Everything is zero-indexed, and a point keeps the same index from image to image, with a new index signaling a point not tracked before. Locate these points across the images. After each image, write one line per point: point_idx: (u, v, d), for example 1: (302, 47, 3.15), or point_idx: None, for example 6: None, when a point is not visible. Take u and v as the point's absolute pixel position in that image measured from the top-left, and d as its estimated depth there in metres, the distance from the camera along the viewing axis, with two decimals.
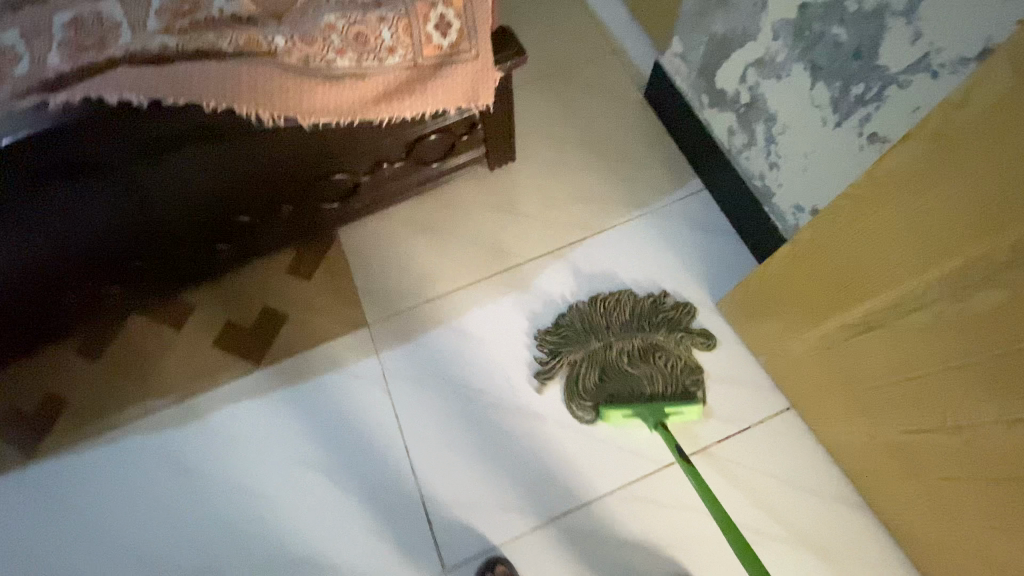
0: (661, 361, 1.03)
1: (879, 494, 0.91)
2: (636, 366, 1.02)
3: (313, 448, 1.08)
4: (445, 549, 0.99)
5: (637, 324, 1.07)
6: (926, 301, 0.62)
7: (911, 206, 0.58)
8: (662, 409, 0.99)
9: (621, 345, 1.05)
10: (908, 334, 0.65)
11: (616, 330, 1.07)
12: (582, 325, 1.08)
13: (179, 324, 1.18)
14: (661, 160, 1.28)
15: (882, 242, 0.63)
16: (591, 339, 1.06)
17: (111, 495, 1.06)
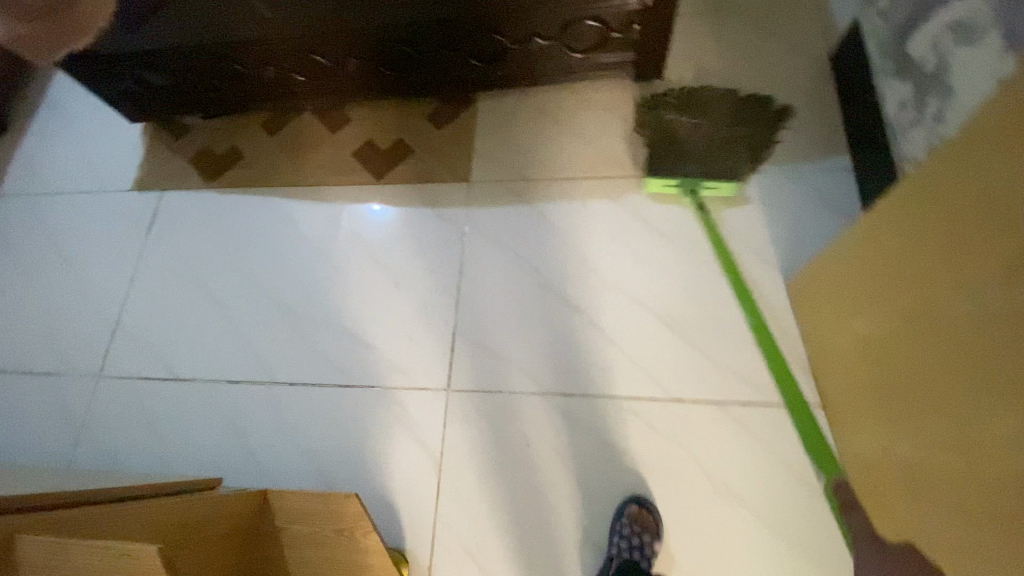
0: (728, 143, 1.11)
1: (875, 517, 0.85)
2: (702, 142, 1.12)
3: (389, 258, 1.25)
4: (456, 377, 1.11)
5: (726, 120, 1.13)
6: (986, 280, 0.57)
7: (1007, 168, 0.53)
8: (698, 181, 1.12)
9: (703, 129, 1.13)
10: (970, 317, 0.60)
11: (716, 102, 1.13)
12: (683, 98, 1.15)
13: (335, 128, 1.41)
14: (816, 128, 1.18)
15: (982, 200, 0.57)
16: (679, 105, 1.16)
17: (246, 230, 1.35)
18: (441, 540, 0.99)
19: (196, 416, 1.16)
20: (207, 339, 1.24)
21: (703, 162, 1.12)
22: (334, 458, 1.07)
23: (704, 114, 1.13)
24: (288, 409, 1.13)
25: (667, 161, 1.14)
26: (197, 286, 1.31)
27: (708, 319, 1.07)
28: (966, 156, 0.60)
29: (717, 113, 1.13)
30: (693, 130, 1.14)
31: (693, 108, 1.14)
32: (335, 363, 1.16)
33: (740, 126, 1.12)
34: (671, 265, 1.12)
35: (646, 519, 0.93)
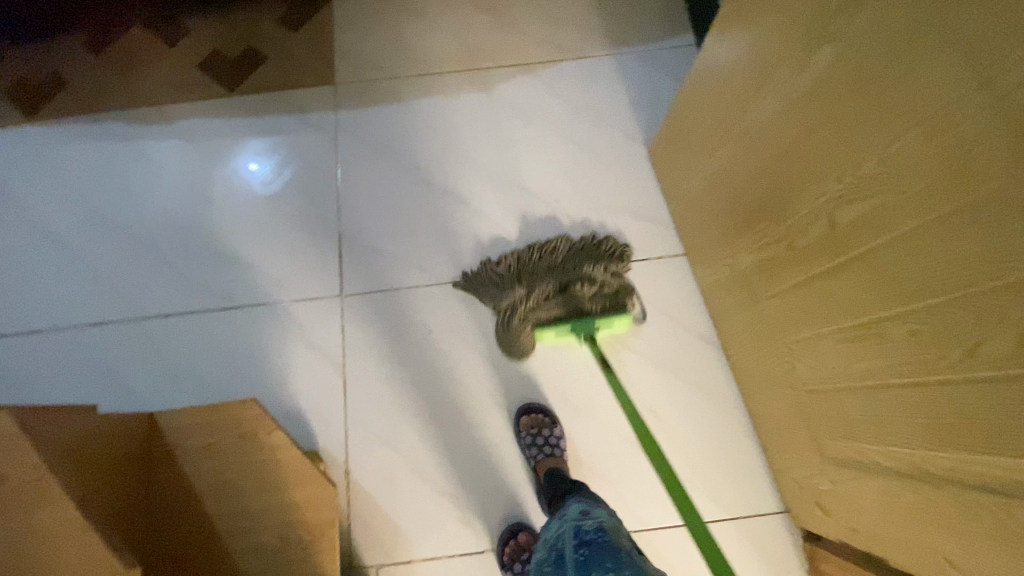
0: (596, 284, 1.02)
1: (731, 334, 0.99)
2: (583, 290, 1.00)
3: (258, 173, 1.17)
4: (347, 282, 1.09)
5: (568, 259, 1.04)
6: (778, 82, 0.67)
7: None
8: (593, 323, 0.99)
9: (556, 271, 1.02)
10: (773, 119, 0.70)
11: (548, 268, 1.03)
12: (523, 264, 1.04)
13: (172, 41, 1.26)
14: (661, 8, 1.26)
15: (765, 13, 0.66)
16: (526, 275, 1.03)
17: (83, 164, 1.19)
18: (355, 436, 1.00)
19: (58, 366, 1.04)
20: (56, 285, 1.10)
21: (581, 307, 1.00)
22: (229, 381, 1.03)
23: (549, 274, 1.02)
24: (167, 342, 1.05)
25: (546, 315, 0.99)
26: (34, 231, 1.15)
27: (583, 193, 1.13)
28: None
29: (564, 255, 1.04)
30: (562, 305, 1.00)
31: (536, 283, 1.01)
32: (213, 288, 1.09)
33: (593, 257, 1.05)
34: (545, 146, 1.17)
35: (540, 419, 0.98)
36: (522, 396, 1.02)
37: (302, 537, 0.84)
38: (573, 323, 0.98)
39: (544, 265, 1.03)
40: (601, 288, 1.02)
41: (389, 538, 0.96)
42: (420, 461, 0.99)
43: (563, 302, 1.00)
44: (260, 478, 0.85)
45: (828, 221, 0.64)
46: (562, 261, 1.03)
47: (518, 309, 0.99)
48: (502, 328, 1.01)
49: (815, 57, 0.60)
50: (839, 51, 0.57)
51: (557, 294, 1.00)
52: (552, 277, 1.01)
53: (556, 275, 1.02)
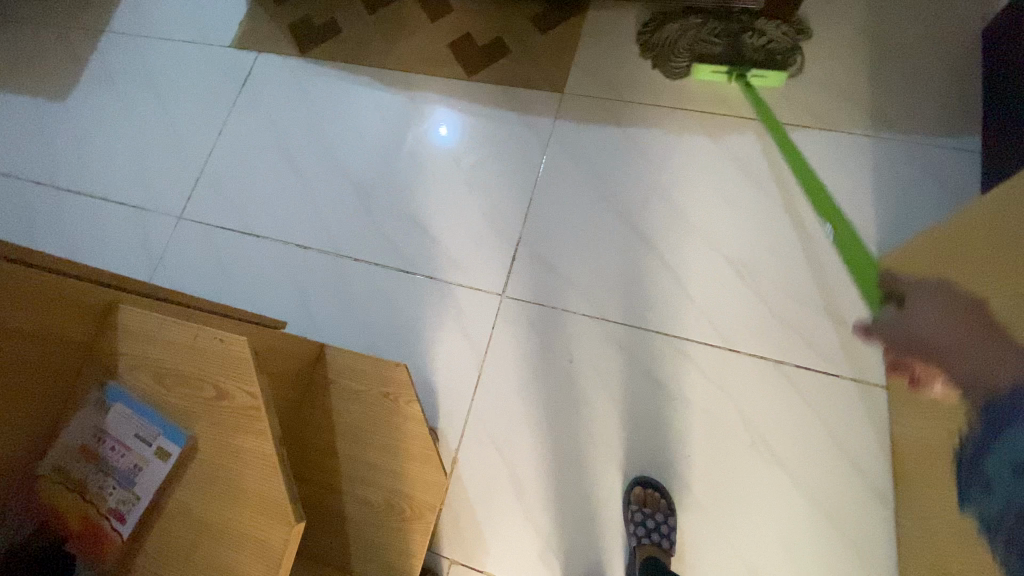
0: (763, 36, 1.14)
1: (915, 506, 0.83)
2: (753, 37, 1.14)
3: (468, 154, 1.23)
4: (512, 282, 1.11)
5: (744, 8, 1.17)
6: None
7: None
8: (748, 66, 1.12)
9: (725, 20, 1.16)
10: None
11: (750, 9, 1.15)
12: (709, 16, 1.17)
13: (434, 16, 1.37)
14: (950, 98, 1.07)
15: None
16: (712, 16, 1.17)
17: (333, 103, 1.36)
18: (473, 430, 1.03)
19: (264, 271, 1.21)
20: (283, 202, 1.28)
21: (745, 49, 1.14)
22: (385, 335, 1.11)
23: (734, 17, 1.16)
24: (348, 283, 1.17)
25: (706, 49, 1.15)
26: (280, 151, 1.33)
27: (785, 276, 1.02)
28: None
29: None
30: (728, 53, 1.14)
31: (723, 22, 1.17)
32: (399, 248, 1.18)
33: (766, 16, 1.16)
34: (759, 212, 1.06)
35: (652, 498, 0.92)
36: (644, 462, 0.96)
37: (402, 510, 0.88)
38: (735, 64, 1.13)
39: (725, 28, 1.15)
40: (768, 42, 1.14)
41: (471, 539, 0.97)
42: (523, 481, 0.99)
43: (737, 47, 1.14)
44: (386, 440, 0.90)
45: None
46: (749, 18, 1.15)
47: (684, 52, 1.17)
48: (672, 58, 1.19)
49: None
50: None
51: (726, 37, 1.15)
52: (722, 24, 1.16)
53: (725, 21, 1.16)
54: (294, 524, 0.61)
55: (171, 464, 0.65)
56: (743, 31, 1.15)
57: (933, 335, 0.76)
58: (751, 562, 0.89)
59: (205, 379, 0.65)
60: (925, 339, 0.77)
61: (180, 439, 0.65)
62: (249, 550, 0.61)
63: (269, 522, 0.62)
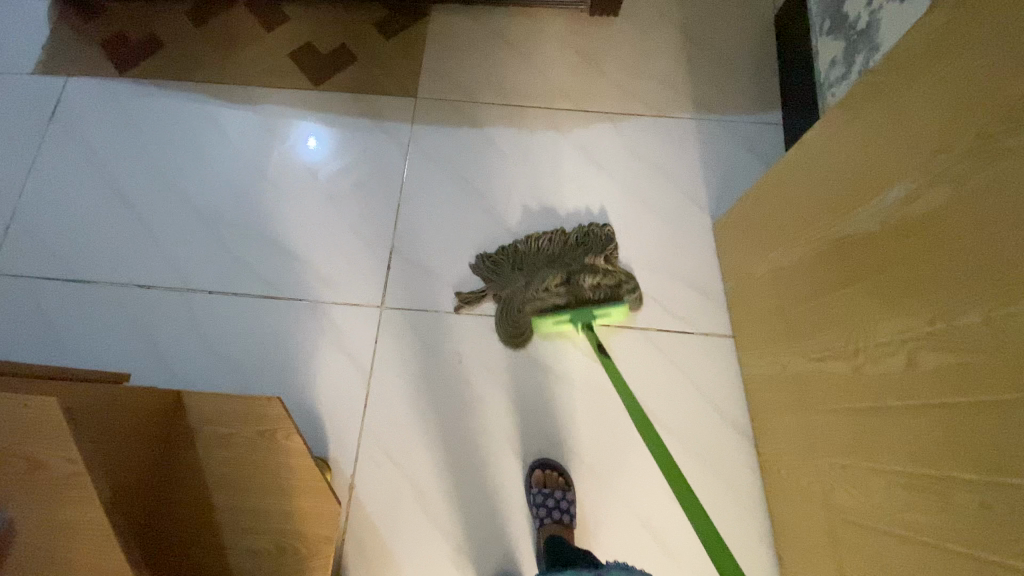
0: (597, 274, 1.02)
1: (767, 435, 0.95)
2: (585, 280, 1.00)
3: (325, 168, 1.18)
4: (390, 294, 1.09)
5: (562, 250, 1.05)
6: (883, 204, 0.66)
7: (909, 99, 0.62)
8: (591, 313, 0.98)
9: (546, 264, 1.03)
10: (863, 241, 0.69)
11: (547, 260, 1.04)
12: (533, 251, 1.06)
13: (271, 26, 1.30)
14: (753, 80, 1.24)
15: (883, 133, 0.66)
16: (522, 270, 1.04)
17: (165, 126, 1.23)
18: (367, 450, 0.99)
19: (103, 321, 1.07)
20: (117, 241, 1.13)
21: (581, 296, 1.00)
22: (258, 369, 1.04)
23: (538, 273, 1.03)
24: (208, 320, 1.07)
25: (546, 305, 1.00)
26: (107, 184, 1.18)
27: (641, 251, 1.11)
28: (868, 93, 0.68)
29: (550, 249, 1.05)
30: (559, 285, 1.00)
31: (529, 284, 1.02)
32: (261, 274, 1.10)
33: (593, 247, 1.06)
34: (611, 197, 1.15)
35: (552, 477, 0.96)
36: (540, 446, 1.00)
37: (297, 548, 0.83)
38: (569, 315, 0.98)
39: (526, 265, 1.04)
40: (602, 278, 1.02)
41: (379, 561, 0.94)
42: (425, 490, 0.98)
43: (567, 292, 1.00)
44: (269, 480, 0.84)
45: (908, 356, 0.63)
46: (553, 260, 1.04)
47: (516, 301, 1.02)
48: (505, 309, 1.03)
49: (928, 195, 0.59)
50: (968, 193, 0.55)
51: (559, 284, 1.00)
52: (535, 275, 1.02)
53: (527, 277, 1.03)
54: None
55: None
56: (567, 262, 1.03)
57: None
58: (644, 516, 0.96)
59: (11, 452, 0.57)
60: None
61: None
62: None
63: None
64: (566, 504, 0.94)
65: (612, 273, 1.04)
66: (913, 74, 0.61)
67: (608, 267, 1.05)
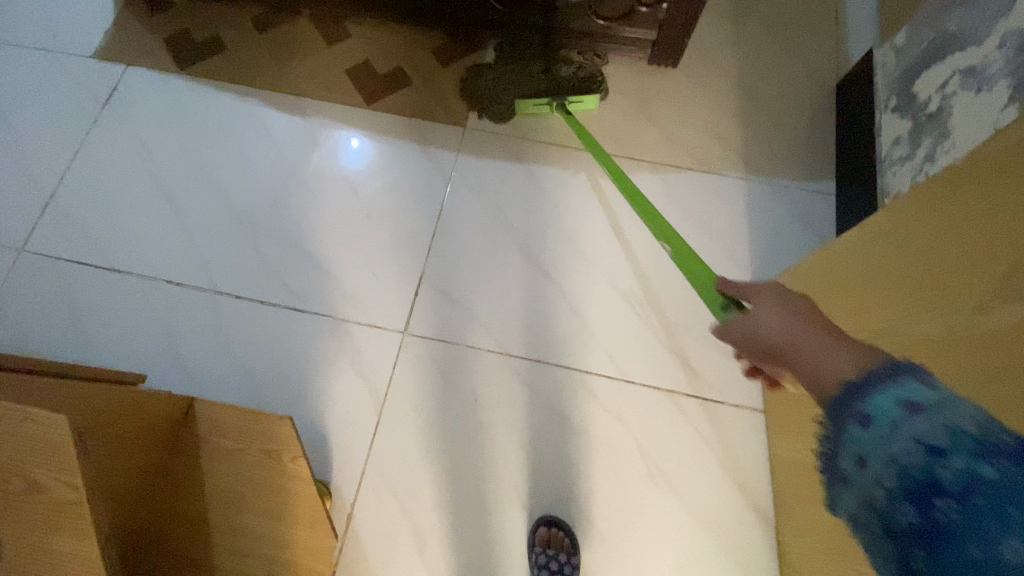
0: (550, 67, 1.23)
1: (789, 523, 0.90)
2: (561, 68, 1.23)
3: (367, 185, 1.18)
4: (414, 319, 1.07)
5: (543, 49, 1.24)
6: (944, 310, 0.62)
7: (994, 202, 0.58)
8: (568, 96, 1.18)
9: (523, 61, 1.24)
10: (917, 342, 0.65)
11: (538, 59, 1.25)
12: (511, 51, 1.25)
13: (332, 41, 1.32)
14: (808, 147, 1.21)
15: (959, 233, 0.62)
16: (512, 55, 1.25)
17: (216, 125, 1.25)
18: (370, 480, 0.96)
19: (127, 312, 1.07)
20: (152, 234, 1.14)
21: (557, 82, 1.22)
22: (272, 380, 1.02)
23: (526, 66, 1.24)
24: (229, 323, 1.06)
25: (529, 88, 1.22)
26: (152, 177, 1.20)
27: (674, 307, 1.08)
28: (956, 186, 0.64)
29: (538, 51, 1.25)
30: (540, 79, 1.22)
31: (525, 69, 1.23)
32: (288, 285, 1.09)
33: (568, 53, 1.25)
34: (650, 247, 1.12)
35: (557, 536, 0.92)
36: (548, 500, 0.96)
37: None
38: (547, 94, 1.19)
39: (522, 62, 1.24)
40: (576, 68, 1.24)
41: None
42: (423, 531, 0.94)
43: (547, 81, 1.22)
44: (266, 503, 0.82)
45: None
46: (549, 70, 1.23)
47: (498, 88, 1.23)
48: (488, 99, 1.23)
49: (995, 312, 0.55)
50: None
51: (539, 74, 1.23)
52: (527, 69, 1.23)
53: (527, 68, 1.23)
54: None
55: None
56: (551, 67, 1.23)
57: (784, 340, 0.53)
58: None
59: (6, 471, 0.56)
60: (776, 347, 0.54)
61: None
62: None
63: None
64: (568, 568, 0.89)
65: (574, 66, 1.24)
66: (1002, 178, 0.58)
67: (568, 67, 1.24)
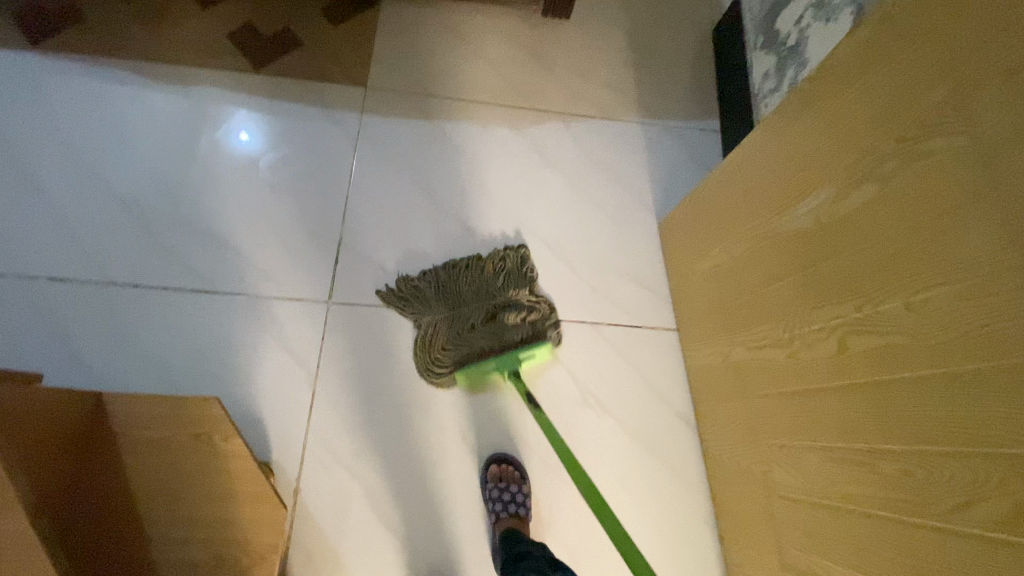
0: (524, 308, 1.00)
1: (709, 422, 1.01)
2: (514, 313, 0.99)
3: (267, 156, 1.12)
4: (338, 288, 1.04)
5: (488, 279, 1.01)
6: (816, 202, 0.71)
7: (836, 104, 0.68)
8: (515, 361, 0.96)
9: (467, 292, 1.00)
10: (796, 235, 0.75)
11: (474, 299, 1.00)
12: (455, 276, 1.01)
13: (206, 3, 1.21)
14: (694, 89, 1.31)
15: (815, 135, 0.72)
16: (451, 305, 1.00)
17: (79, 104, 1.11)
18: (315, 452, 0.95)
19: (2, 319, 0.95)
20: (19, 229, 1.01)
21: (507, 338, 0.97)
22: (191, 368, 0.96)
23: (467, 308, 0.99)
24: (130, 316, 0.97)
25: (454, 346, 0.97)
26: (8, 166, 1.05)
27: (591, 248, 1.14)
28: (804, 98, 0.74)
29: (496, 268, 1.03)
30: (483, 330, 0.97)
31: (470, 331, 0.97)
32: (195, 267, 1.02)
33: (513, 278, 1.03)
34: (563, 195, 1.17)
35: (507, 472, 0.97)
36: (495, 441, 1.00)
37: (238, 557, 0.77)
38: (495, 361, 0.96)
39: (470, 303, 1.00)
40: (527, 314, 1.00)
41: (326, 566, 0.90)
42: (374, 490, 0.94)
43: (489, 331, 0.97)
44: (205, 484, 0.78)
45: (838, 342, 0.68)
46: (499, 335, 0.97)
47: (437, 336, 0.99)
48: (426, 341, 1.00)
49: (856, 193, 0.65)
50: (891, 190, 0.60)
51: (483, 322, 0.98)
52: (466, 314, 0.99)
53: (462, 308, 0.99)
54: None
55: None
56: (489, 289, 1.01)
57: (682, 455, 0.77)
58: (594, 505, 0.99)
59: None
60: None
61: None
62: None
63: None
64: (519, 499, 0.94)
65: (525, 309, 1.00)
66: (838, 82, 0.68)
67: (510, 302, 1.01)
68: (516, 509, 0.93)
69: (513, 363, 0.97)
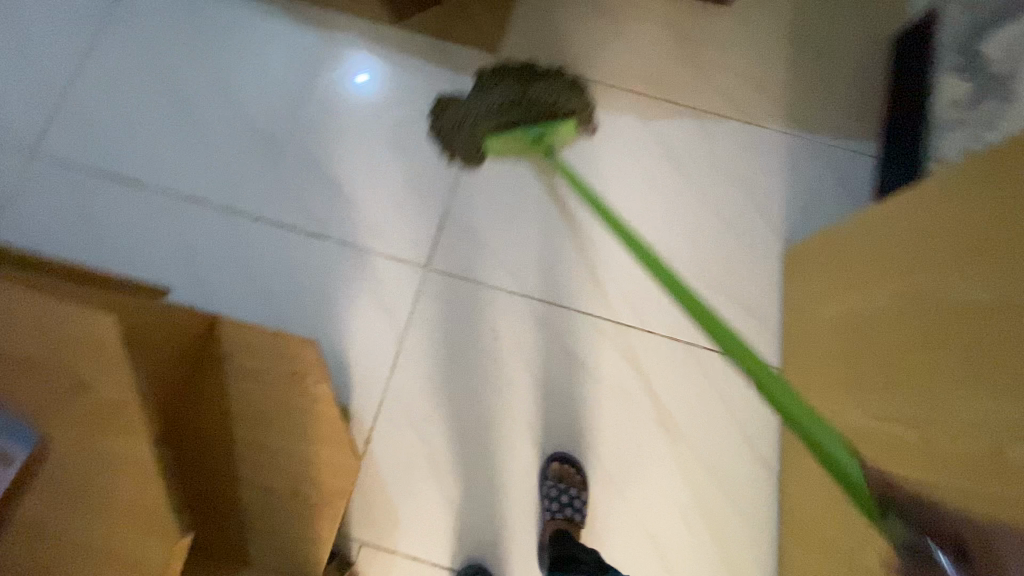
0: (557, 92, 1.10)
1: (794, 474, 0.93)
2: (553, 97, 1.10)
3: (392, 111, 1.12)
4: (437, 255, 1.05)
5: (525, 74, 1.12)
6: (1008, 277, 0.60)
7: None
8: (552, 128, 1.06)
9: (505, 91, 1.09)
10: (966, 308, 0.64)
11: (502, 86, 1.11)
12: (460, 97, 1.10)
13: None
14: (856, 103, 1.15)
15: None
16: (486, 86, 1.12)
17: (227, 34, 1.15)
18: (389, 409, 0.98)
19: (146, 230, 1.05)
20: (166, 149, 1.09)
21: (544, 112, 1.08)
22: (293, 306, 1.01)
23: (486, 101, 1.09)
24: (249, 246, 1.04)
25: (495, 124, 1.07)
26: (164, 84, 1.12)
27: (702, 262, 1.06)
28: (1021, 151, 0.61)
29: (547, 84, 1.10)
30: (512, 104, 1.08)
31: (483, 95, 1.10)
32: (311, 211, 1.06)
33: (559, 81, 1.12)
34: (682, 199, 1.09)
35: (568, 474, 0.95)
36: (561, 439, 0.98)
37: (308, 494, 0.82)
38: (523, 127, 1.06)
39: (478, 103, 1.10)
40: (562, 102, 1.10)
41: (383, 517, 0.95)
42: (439, 458, 0.97)
43: (523, 109, 1.08)
44: (290, 420, 0.83)
45: (993, 444, 0.58)
46: (529, 112, 1.07)
47: (471, 116, 1.09)
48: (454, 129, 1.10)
49: None
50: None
51: (508, 105, 1.08)
52: (497, 96, 1.09)
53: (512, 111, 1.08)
54: (177, 538, 0.58)
55: (18, 467, 0.57)
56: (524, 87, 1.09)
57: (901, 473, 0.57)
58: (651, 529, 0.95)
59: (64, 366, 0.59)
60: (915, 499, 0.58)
61: (27, 441, 0.57)
62: (113, 567, 0.57)
63: (144, 533, 0.58)
64: (575, 504, 0.93)
65: (559, 88, 1.10)
66: None
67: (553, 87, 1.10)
68: (571, 514, 0.91)
69: (536, 127, 1.06)
